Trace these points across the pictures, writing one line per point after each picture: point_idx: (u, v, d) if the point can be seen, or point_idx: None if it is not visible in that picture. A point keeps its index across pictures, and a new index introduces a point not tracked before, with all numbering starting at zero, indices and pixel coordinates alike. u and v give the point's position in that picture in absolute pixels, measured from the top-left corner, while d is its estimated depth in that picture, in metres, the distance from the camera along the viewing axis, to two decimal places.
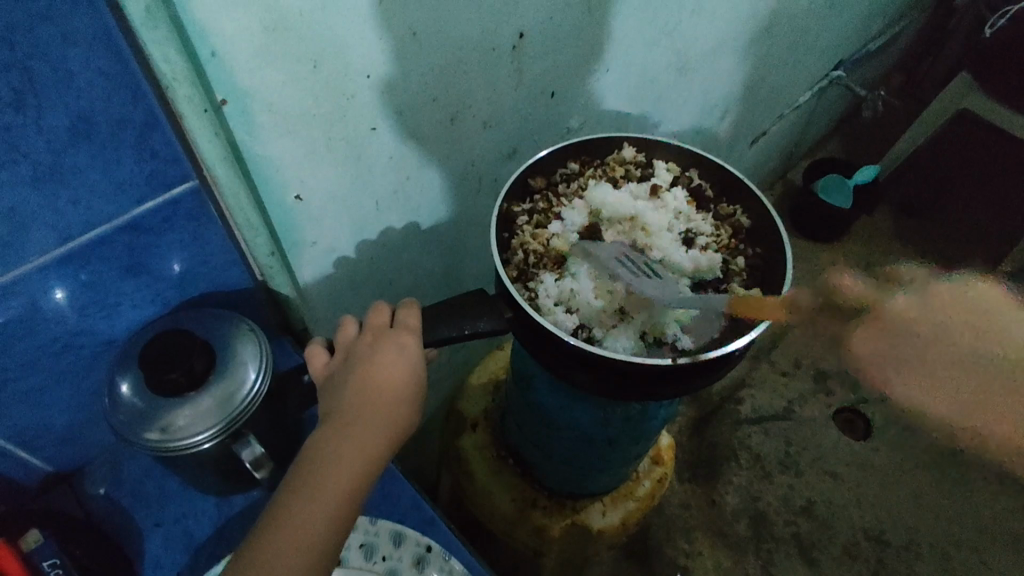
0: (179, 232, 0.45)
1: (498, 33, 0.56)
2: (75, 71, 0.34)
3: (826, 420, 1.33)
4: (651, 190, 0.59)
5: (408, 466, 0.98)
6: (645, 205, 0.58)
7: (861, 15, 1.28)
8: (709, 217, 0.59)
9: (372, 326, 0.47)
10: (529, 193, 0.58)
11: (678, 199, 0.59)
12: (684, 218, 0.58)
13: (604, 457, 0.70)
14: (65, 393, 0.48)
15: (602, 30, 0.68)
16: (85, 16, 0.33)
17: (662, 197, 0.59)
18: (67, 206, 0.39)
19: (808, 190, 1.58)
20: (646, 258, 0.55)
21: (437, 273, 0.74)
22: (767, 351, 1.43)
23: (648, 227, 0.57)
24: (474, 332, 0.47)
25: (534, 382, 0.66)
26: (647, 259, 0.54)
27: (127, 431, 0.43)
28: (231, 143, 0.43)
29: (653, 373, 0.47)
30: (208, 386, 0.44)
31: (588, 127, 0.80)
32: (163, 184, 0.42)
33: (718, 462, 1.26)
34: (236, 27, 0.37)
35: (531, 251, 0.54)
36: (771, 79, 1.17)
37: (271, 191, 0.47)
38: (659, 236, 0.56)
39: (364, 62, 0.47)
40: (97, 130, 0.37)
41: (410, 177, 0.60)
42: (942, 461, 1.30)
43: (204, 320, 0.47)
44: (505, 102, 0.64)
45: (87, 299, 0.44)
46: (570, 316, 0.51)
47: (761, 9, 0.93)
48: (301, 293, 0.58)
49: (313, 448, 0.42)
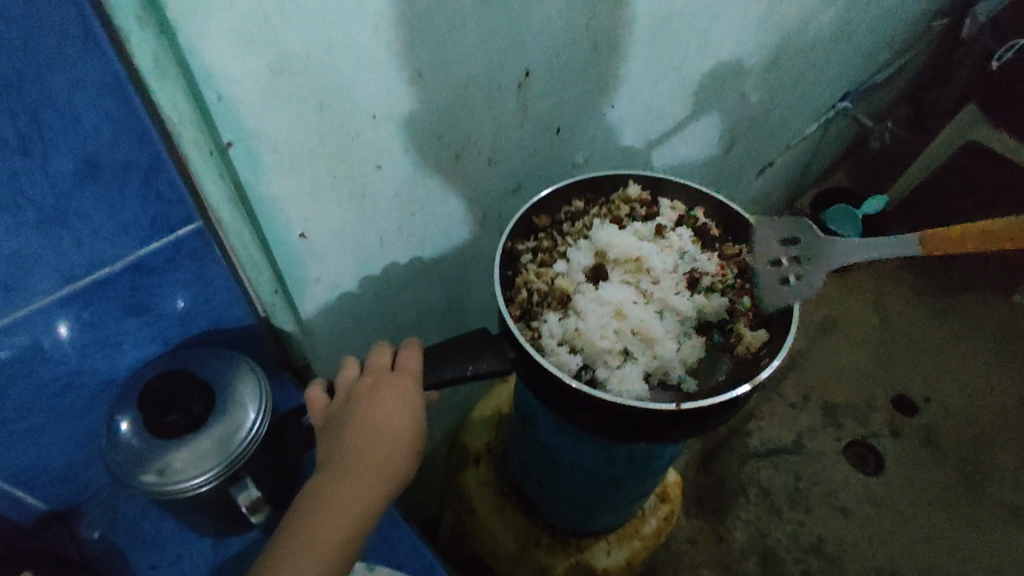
0: (182, 271, 0.45)
1: (503, 71, 0.56)
2: (82, 117, 0.34)
3: (837, 454, 1.31)
4: (657, 230, 0.59)
5: (411, 499, 0.96)
6: (650, 246, 0.58)
7: (867, 47, 1.29)
8: (714, 256, 0.58)
9: (375, 368, 0.47)
10: (534, 231, 0.58)
11: (683, 238, 0.59)
12: (690, 258, 0.58)
13: (608, 496, 0.69)
14: (66, 426, 0.47)
15: (607, 66, 0.68)
16: (94, 64, 0.33)
17: (667, 236, 0.59)
18: (71, 249, 0.39)
19: (816, 221, 1.58)
20: (652, 300, 0.55)
21: (440, 307, 0.73)
22: (775, 383, 1.40)
23: (654, 268, 0.56)
24: (476, 372, 0.46)
25: (537, 421, 0.65)
26: (652, 302, 0.55)
27: (124, 473, 0.42)
28: (236, 185, 0.43)
29: (657, 418, 0.47)
30: (207, 428, 0.44)
31: (593, 161, 0.80)
32: (168, 225, 0.42)
33: (725, 498, 1.24)
34: (242, 71, 0.38)
35: (534, 290, 0.53)
36: (778, 111, 1.17)
37: (274, 229, 0.47)
38: (664, 278, 0.56)
39: (369, 101, 0.47)
40: (103, 173, 0.37)
41: (415, 213, 0.60)
42: (956, 498, 1.26)
43: (204, 360, 0.47)
44: (510, 139, 0.64)
45: (89, 338, 0.44)
46: (574, 356, 0.50)
47: (765, 43, 0.93)
48: (303, 329, 0.57)
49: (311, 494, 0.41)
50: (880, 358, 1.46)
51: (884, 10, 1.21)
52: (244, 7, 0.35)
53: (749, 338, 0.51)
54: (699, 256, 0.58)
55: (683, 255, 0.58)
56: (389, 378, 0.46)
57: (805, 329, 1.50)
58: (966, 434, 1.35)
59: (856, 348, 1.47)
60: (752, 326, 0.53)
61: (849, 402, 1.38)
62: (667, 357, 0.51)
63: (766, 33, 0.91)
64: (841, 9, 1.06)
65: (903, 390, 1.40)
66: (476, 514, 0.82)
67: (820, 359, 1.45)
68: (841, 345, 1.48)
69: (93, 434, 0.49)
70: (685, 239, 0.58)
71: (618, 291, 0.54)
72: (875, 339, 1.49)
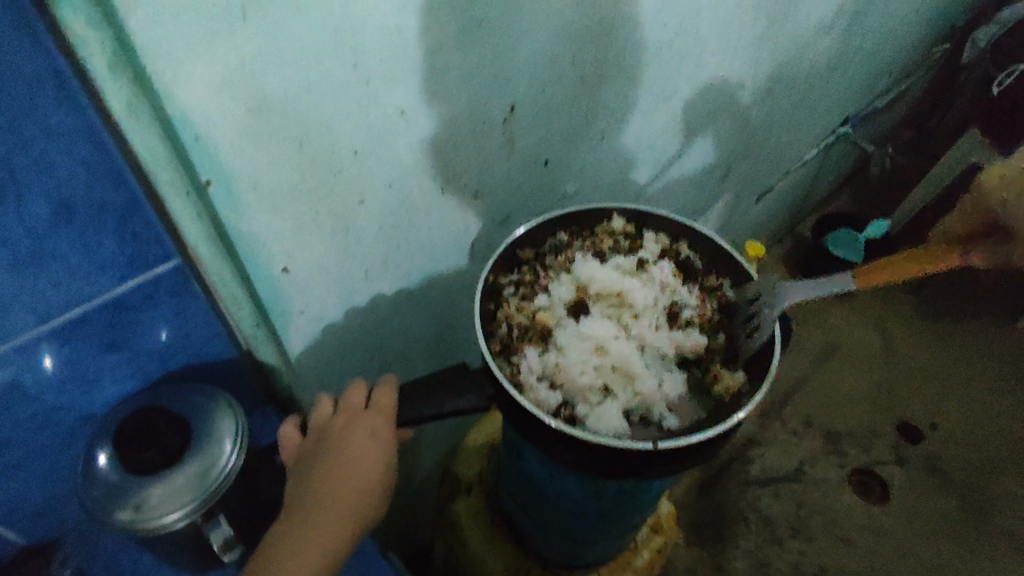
0: (161, 307, 0.46)
1: (488, 106, 0.57)
2: (56, 163, 0.36)
3: (839, 482, 1.28)
4: (639, 263, 0.59)
5: (403, 527, 0.95)
6: (632, 280, 0.58)
7: (865, 74, 1.29)
8: (695, 290, 0.58)
9: (348, 406, 0.48)
10: (517, 264, 0.58)
11: (665, 271, 0.59)
12: (671, 291, 0.58)
13: (597, 530, 0.68)
14: (41, 467, 0.49)
15: (595, 100, 0.69)
16: (66, 112, 0.35)
17: (649, 269, 0.59)
18: (48, 289, 0.40)
19: (818, 245, 1.57)
20: (632, 335, 0.55)
21: (429, 337, 0.73)
22: (777, 409, 1.38)
23: (636, 302, 0.56)
24: (453, 410, 0.46)
25: (523, 453, 0.64)
26: (633, 336, 0.54)
27: (100, 508, 0.42)
28: (215, 222, 0.43)
29: (638, 457, 0.46)
30: (183, 463, 0.44)
31: (584, 191, 0.80)
32: (145, 262, 0.44)
33: (725, 526, 1.22)
34: (219, 112, 0.38)
35: (515, 324, 0.54)
36: (775, 137, 1.17)
37: (256, 265, 0.47)
38: (646, 312, 0.56)
39: (351, 138, 0.48)
40: (78, 216, 0.39)
41: (402, 246, 0.60)
42: (963, 528, 1.24)
43: (184, 393, 0.47)
44: (497, 172, 0.64)
45: (68, 373, 0.45)
46: (553, 392, 0.50)
47: (759, 73, 0.94)
48: (287, 362, 0.57)
49: (274, 541, 0.42)
50: (884, 384, 1.44)
51: (882, 37, 1.22)
52: (220, 53, 0.36)
53: (730, 376, 0.51)
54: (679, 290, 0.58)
55: (664, 288, 0.58)
56: (362, 416, 0.47)
57: (808, 354, 1.49)
58: (973, 462, 1.32)
59: (859, 374, 1.45)
60: (734, 363, 0.53)
61: (852, 429, 1.36)
62: (647, 393, 0.51)
63: (760, 62, 0.91)
64: (837, 37, 1.06)
65: (907, 417, 1.38)
66: (466, 544, 0.81)
67: (823, 385, 1.43)
68: (845, 371, 1.46)
69: (70, 470, 0.51)
70: (666, 272, 0.59)
71: (598, 324, 0.54)
72: (879, 365, 1.47)
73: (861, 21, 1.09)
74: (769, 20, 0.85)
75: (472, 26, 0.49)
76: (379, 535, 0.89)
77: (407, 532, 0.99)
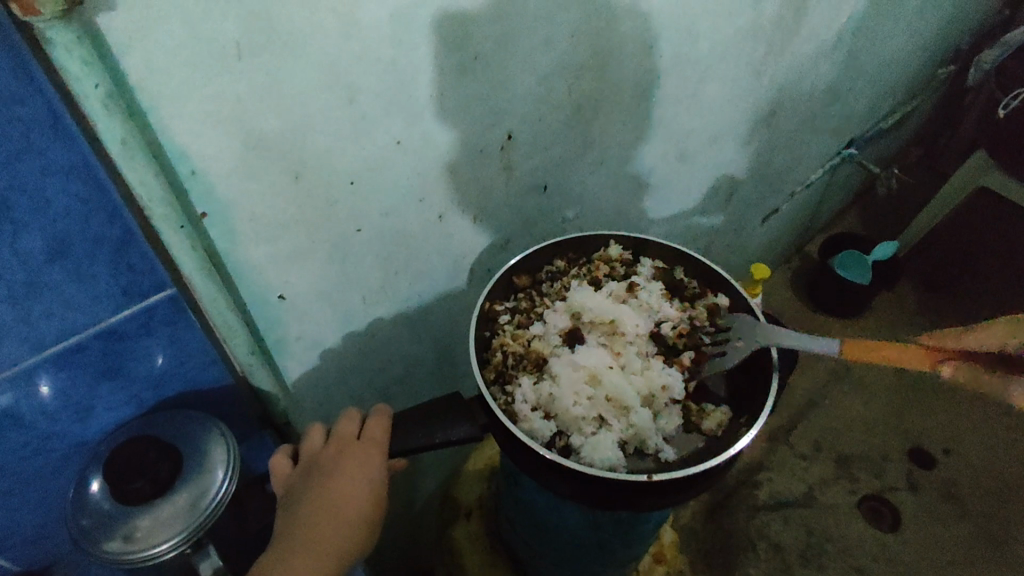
0: (157, 337, 0.47)
1: (485, 136, 0.57)
2: (52, 199, 0.37)
3: (850, 508, 1.25)
4: (630, 289, 0.59)
5: (401, 552, 0.94)
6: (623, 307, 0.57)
7: (869, 96, 1.29)
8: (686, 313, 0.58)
9: (341, 436, 0.48)
10: (512, 291, 0.58)
11: (653, 296, 0.58)
12: (660, 317, 0.58)
13: (595, 559, 0.67)
14: (34, 494, 0.49)
15: (593, 127, 0.69)
16: (63, 150, 0.36)
17: (638, 295, 0.59)
18: (41, 319, 0.41)
19: (826, 266, 1.56)
20: (624, 364, 0.54)
21: (428, 362, 0.73)
22: (786, 432, 1.36)
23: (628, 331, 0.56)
24: (445, 440, 0.46)
25: (521, 479, 0.63)
26: (624, 365, 0.54)
27: (88, 539, 0.42)
28: (210, 253, 0.44)
29: (631, 489, 0.46)
30: (173, 493, 0.44)
31: (585, 217, 0.80)
32: (139, 292, 0.44)
33: (733, 552, 1.18)
34: (215, 147, 0.39)
35: (509, 352, 0.53)
36: (779, 159, 1.17)
37: (251, 292, 0.48)
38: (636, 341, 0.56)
39: (347, 169, 0.48)
40: (73, 249, 0.39)
41: (399, 272, 0.60)
42: (979, 557, 1.20)
43: (176, 423, 0.47)
44: (494, 199, 0.64)
45: (62, 401, 0.45)
46: (547, 422, 0.50)
47: (760, 98, 0.94)
48: (284, 388, 0.58)
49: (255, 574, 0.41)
50: (895, 408, 1.41)
51: (885, 60, 1.22)
52: (215, 89, 0.37)
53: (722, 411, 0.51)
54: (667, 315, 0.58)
55: (653, 313, 0.58)
56: (354, 446, 0.46)
57: (817, 377, 1.47)
58: (988, 490, 1.29)
59: (870, 398, 1.43)
60: (729, 403, 0.53)
61: (863, 453, 1.33)
62: (642, 424, 0.50)
63: (761, 88, 0.92)
64: (839, 61, 1.06)
65: (920, 442, 1.36)
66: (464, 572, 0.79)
67: (833, 409, 1.41)
68: (855, 394, 1.44)
69: (61, 497, 0.50)
70: (653, 299, 0.58)
71: (589, 354, 0.54)
72: (890, 388, 1.45)
73: (863, 45, 1.09)
74: (767, 47, 0.85)
75: (467, 58, 0.50)
76: (377, 561, 0.88)
77: (406, 559, 0.98)
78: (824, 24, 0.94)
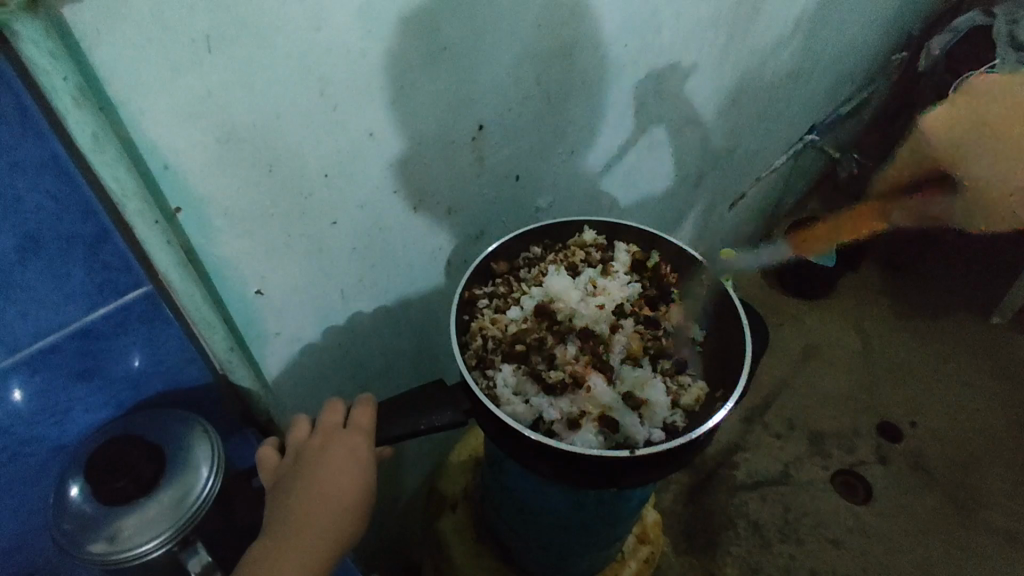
0: (134, 334, 0.47)
1: (457, 127, 0.58)
2: (22, 195, 0.37)
3: (823, 483, 1.29)
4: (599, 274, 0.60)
5: (385, 545, 0.94)
6: (580, 297, 0.58)
7: (828, 83, 1.34)
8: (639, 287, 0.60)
9: (325, 426, 0.48)
10: (491, 277, 0.59)
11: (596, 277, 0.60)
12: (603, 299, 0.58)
13: (581, 541, 0.69)
14: (11, 501, 0.49)
15: (563, 116, 0.70)
16: (33, 145, 0.36)
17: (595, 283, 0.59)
18: (15, 319, 0.41)
19: (792, 250, 1.61)
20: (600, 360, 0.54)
21: (409, 354, 0.73)
22: (760, 413, 1.39)
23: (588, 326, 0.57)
24: (429, 427, 0.47)
25: (505, 467, 0.64)
26: (599, 362, 0.54)
27: (72, 542, 0.42)
28: (186, 249, 0.44)
29: (614, 466, 0.46)
30: (159, 491, 0.43)
31: (557, 205, 0.81)
32: (116, 291, 0.44)
33: (714, 532, 1.21)
34: (188, 142, 0.39)
35: (489, 336, 0.55)
36: (745, 145, 1.20)
37: (229, 289, 0.48)
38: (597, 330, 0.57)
39: (320, 161, 0.48)
40: (45, 247, 0.39)
41: (376, 265, 0.60)
42: (946, 522, 1.25)
43: (157, 421, 0.47)
44: (469, 190, 0.65)
45: (38, 405, 0.45)
46: (528, 406, 0.51)
47: (724, 85, 0.96)
48: (264, 385, 0.58)
49: (244, 568, 0.41)
50: (864, 384, 1.46)
51: (842, 46, 1.26)
52: (186, 84, 0.37)
53: (698, 392, 0.52)
54: (603, 299, 0.58)
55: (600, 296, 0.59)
56: (340, 434, 0.47)
57: (788, 358, 1.50)
58: (954, 458, 1.34)
59: (839, 375, 1.47)
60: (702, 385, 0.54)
61: (835, 429, 1.37)
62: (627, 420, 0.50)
63: (723, 75, 0.94)
64: (796, 49, 1.09)
65: (888, 415, 1.40)
66: (453, 562, 0.79)
67: (805, 388, 1.44)
68: (826, 372, 1.47)
69: (41, 502, 0.50)
70: (602, 281, 0.60)
71: (564, 343, 0.55)
72: (859, 365, 1.49)
73: (819, 33, 1.13)
74: (729, 35, 0.87)
75: (437, 49, 0.50)
76: (363, 556, 0.88)
77: (391, 555, 0.98)
78: (783, 12, 0.96)
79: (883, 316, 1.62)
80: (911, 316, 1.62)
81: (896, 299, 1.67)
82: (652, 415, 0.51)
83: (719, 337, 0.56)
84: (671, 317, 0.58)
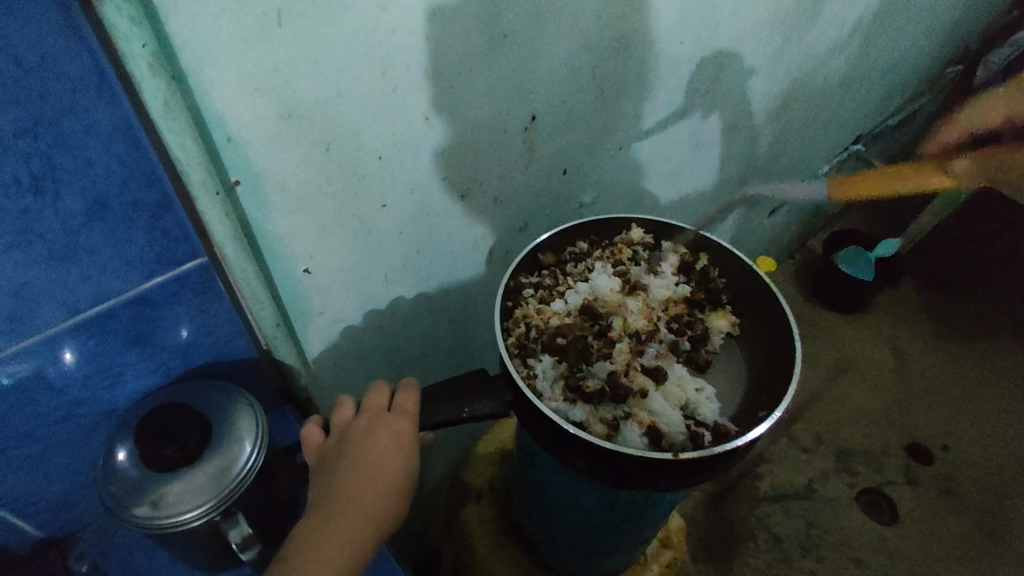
0: (187, 304, 0.47)
1: (511, 115, 0.57)
2: (93, 158, 0.37)
3: (848, 500, 1.26)
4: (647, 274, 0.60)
5: (407, 531, 0.94)
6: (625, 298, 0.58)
7: (878, 93, 1.30)
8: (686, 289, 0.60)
9: (371, 409, 0.48)
10: (537, 269, 0.59)
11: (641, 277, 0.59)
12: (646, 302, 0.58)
13: (609, 541, 0.68)
14: (62, 459, 0.50)
15: (613, 112, 0.69)
16: (106, 110, 0.36)
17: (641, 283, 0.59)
18: (78, 283, 0.42)
19: (829, 262, 1.58)
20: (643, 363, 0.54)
21: (446, 342, 0.73)
22: (787, 425, 1.37)
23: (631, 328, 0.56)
24: (471, 416, 0.46)
25: (538, 461, 0.64)
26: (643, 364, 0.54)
27: (118, 503, 0.42)
28: (241, 222, 0.44)
29: (655, 468, 0.45)
30: (205, 460, 0.44)
31: (601, 202, 0.80)
32: (173, 260, 0.44)
33: (735, 543, 1.19)
34: (251, 115, 0.39)
35: (532, 327, 0.54)
36: (790, 152, 1.17)
37: (279, 266, 0.48)
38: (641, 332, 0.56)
39: (376, 142, 0.48)
40: (111, 211, 0.40)
41: (421, 250, 0.60)
42: (973, 550, 1.21)
43: (204, 392, 0.48)
44: (516, 181, 0.64)
45: (90, 368, 0.46)
46: (568, 400, 0.50)
47: (776, 88, 0.94)
48: (305, 363, 0.58)
49: (291, 549, 0.41)
50: (897, 402, 1.42)
51: (897, 55, 1.23)
52: (255, 56, 0.37)
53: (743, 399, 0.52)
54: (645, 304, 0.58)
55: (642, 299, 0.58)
56: (384, 417, 0.47)
57: (819, 372, 1.47)
58: (986, 485, 1.31)
59: (872, 392, 1.44)
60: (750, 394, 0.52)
61: (864, 447, 1.34)
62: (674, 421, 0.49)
63: (776, 79, 0.92)
64: (851, 55, 1.06)
65: (920, 437, 1.37)
66: (475, 553, 0.79)
67: (835, 403, 1.41)
68: (859, 388, 1.44)
69: (89, 462, 0.52)
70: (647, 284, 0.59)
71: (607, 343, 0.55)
72: (892, 383, 1.46)
73: (876, 39, 1.09)
74: (784, 38, 0.85)
75: (496, 37, 0.50)
76: None
77: (412, 541, 0.98)
78: (840, 17, 0.94)
79: (922, 333, 1.58)
80: (949, 335, 1.58)
81: (936, 317, 1.62)
82: (699, 418, 0.50)
83: (768, 346, 0.55)
84: (710, 324, 0.57)
